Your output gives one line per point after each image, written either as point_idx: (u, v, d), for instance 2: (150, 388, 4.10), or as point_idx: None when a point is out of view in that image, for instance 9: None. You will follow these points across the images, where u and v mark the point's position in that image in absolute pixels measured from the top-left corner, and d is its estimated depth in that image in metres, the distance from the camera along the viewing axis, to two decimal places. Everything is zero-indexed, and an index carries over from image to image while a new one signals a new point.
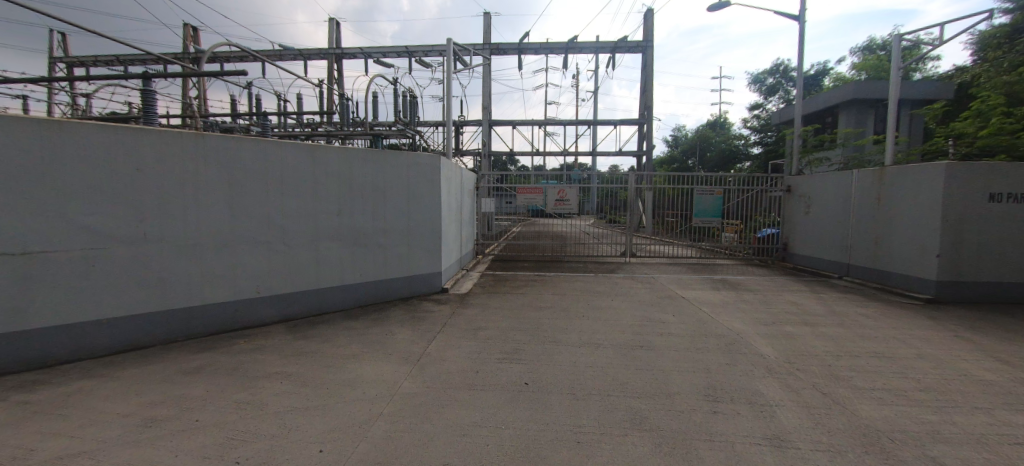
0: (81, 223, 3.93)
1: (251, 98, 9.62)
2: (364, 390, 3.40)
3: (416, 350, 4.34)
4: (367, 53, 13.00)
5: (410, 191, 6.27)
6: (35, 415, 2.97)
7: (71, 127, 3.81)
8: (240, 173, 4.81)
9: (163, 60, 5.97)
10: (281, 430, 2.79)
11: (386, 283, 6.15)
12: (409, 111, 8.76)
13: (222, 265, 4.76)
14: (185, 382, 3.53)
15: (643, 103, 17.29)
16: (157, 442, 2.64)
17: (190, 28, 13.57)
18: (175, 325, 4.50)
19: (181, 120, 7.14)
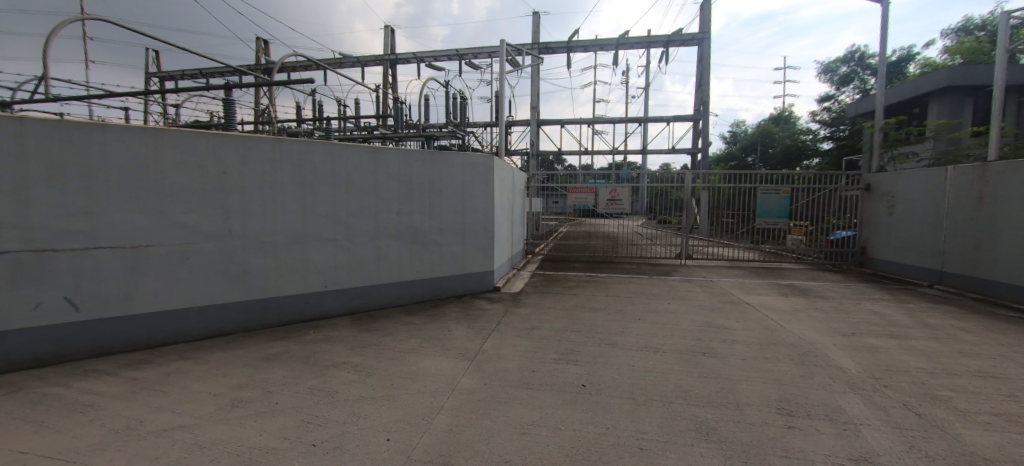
0: (177, 219, 4.37)
1: (314, 104, 10.23)
2: (425, 384, 3.51)
3: (473, 347, 4.43)
4: (420, 57, 13.40)
5: (464, 191, 6.39)
6: (142, 390, 3.34)
7: (170, 134, 4.25)
8: (310, 174, 5.12)
9: (240, 71, 6.51)
10: (351, 417, 2.95)
11: (442, 280, 6.33)
12: (460, 112, 8.91)
13: (294, 259, 5.10)
14: (265, 367, 3.83)
15: (699, 98, 16.48)
16: (244, 421, 2.88)
17: (262, 42, 14.65)
18: (254, 314, 4.89)
19: (254, 126, 7.72)
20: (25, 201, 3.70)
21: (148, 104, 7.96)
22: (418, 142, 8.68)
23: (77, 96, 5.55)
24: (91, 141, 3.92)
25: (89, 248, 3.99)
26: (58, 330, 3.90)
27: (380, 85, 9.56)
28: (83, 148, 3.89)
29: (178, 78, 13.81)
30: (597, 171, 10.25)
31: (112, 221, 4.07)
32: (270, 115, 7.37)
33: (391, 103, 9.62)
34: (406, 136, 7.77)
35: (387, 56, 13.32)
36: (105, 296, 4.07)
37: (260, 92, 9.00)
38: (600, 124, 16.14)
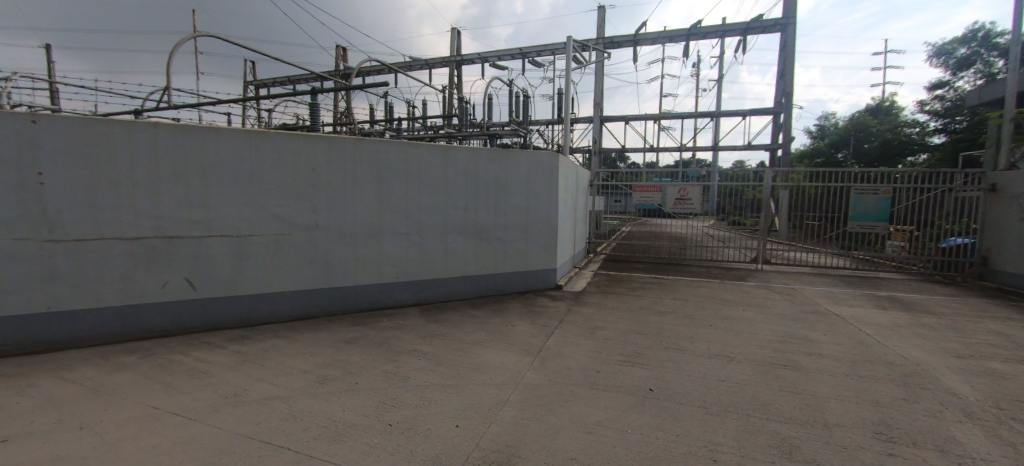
0: (273, 212, 4.85)
1: (386, 106, 10.83)
2: (492, 376, 3.61)
3: (536, 343, 4.46)
4: (485, 57, 13.66)
5: (529, 189, 6.44)
6: (244, 363, 3.76)
7: (268, 135, 4.72)
8: (386, 172, 5.43)
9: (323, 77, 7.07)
10: (423, 402, 3.11)
11: (506, 276, 6.43)
12: (523, 110, 8.95)
13: (371, 251, 5.45)
14: (346, 349, 4.14)
15: (781, 90, 15.16)
16: (328, 397, 3.15)
17: (342, 49, 15.68)
18: (336, 300, 5.30)
19: (333, 128, 8.33)
20: (157, 195, 4.32)
21: (246, 109, 8.89)
22: (482, 141, 8.85)
23: (191, 104, 6.34)
24: (206, 142, 4.46)
25: (204, 236, 4.56)
26: (180, 306, 4.50)
27: (447, 86, 9.89)
28: (200, 149, 4.44)
29: (271, 86, 15.20)
30: (663, 168, 9.76)
31: (222, 212, 4.61)
32: (348, 117, 7.92)
33: (456, 103, 9.90)
34: (470, 135, 7.93)
35: (453, 58, 13.70)
36: (215, 279, 4.63)
37: (338, 95, 9.65)
38: (668, 120, 15.43)
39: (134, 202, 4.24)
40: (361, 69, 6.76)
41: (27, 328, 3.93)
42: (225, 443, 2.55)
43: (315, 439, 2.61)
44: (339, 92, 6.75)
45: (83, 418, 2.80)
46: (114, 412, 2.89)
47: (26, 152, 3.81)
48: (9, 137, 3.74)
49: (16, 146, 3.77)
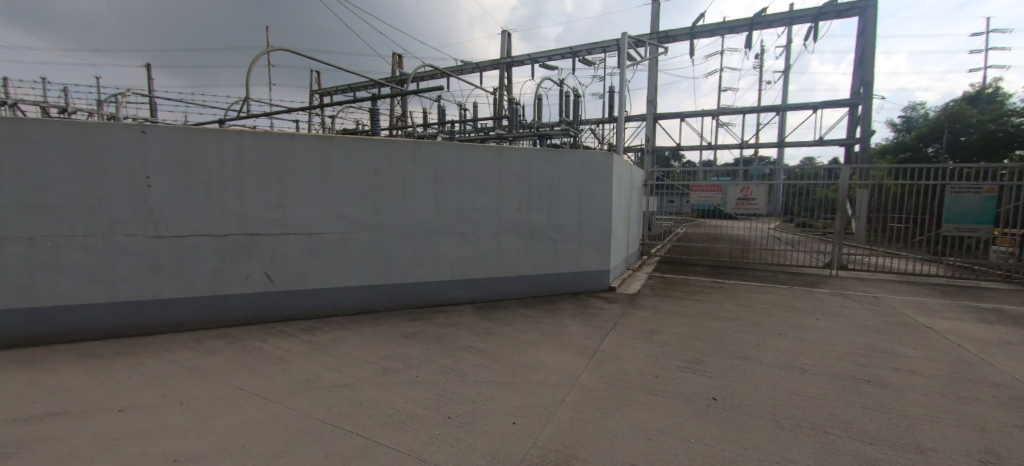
0: (340, 211, 5.16)
1: (439, 109, 11.13)
2: (546, 375, 3.61)
3: (591, 345, 4.40)
4: (535, 57, 13.61)
5: (582, 189, 6.35)
6: (314, 351, 4.03)
7: (335, 140, 5.02)
8: (444, 173, 5.60)
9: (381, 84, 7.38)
10: (481, 397, 3.17)
11: (559, 277, 6.40)
12: (573, 109, 8.85)
13: (428, 249, 5.64)
14: (405, 343, 4.31)
15: (859, 79, 13.87)
16: (391, 387, 3.30)
17: (397, 56, 16.29)
18: (395, 296, 5.53)
19: (389, 132, 8.68)
20: (241, 196, 4.73)
21: (311, 116, 9.49)
22: (531, 141, 8.86)
23: (265, 113, 6.87)
24: (283, 147, 4.83)
25: (280, 234, 4.94)
26: (259, 297, 4.91)
27: (498, 88, 9.99)
28: (277, 153, 4.82)
29: (333, 94, 16.08)
30: (722, 167, 9.24)
31: (295, 212, 4.97)
32: (403, 121, 8.22)
33: (506, 104, 9.99)
34: (520, 136, 7.95)
35: (503, 60, 13.80)
36: (289, 273, 5.00)
37: (393, 100, 10.03)
38: (728, 116, 14.61)
39: (222, 203, 4.68)
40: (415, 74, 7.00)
41: (136, 313, 4.46)
42: (301, 425, 2.75)
43: (381, 426, 2.74)
44: (395, 98, 7.04)
45: (181, 394, 3.14)
46: (206, 390, 3.21)
47: (138, 159, 4.34)
48: (124, 146, 4.28)
49: (129, 153, 4.30)
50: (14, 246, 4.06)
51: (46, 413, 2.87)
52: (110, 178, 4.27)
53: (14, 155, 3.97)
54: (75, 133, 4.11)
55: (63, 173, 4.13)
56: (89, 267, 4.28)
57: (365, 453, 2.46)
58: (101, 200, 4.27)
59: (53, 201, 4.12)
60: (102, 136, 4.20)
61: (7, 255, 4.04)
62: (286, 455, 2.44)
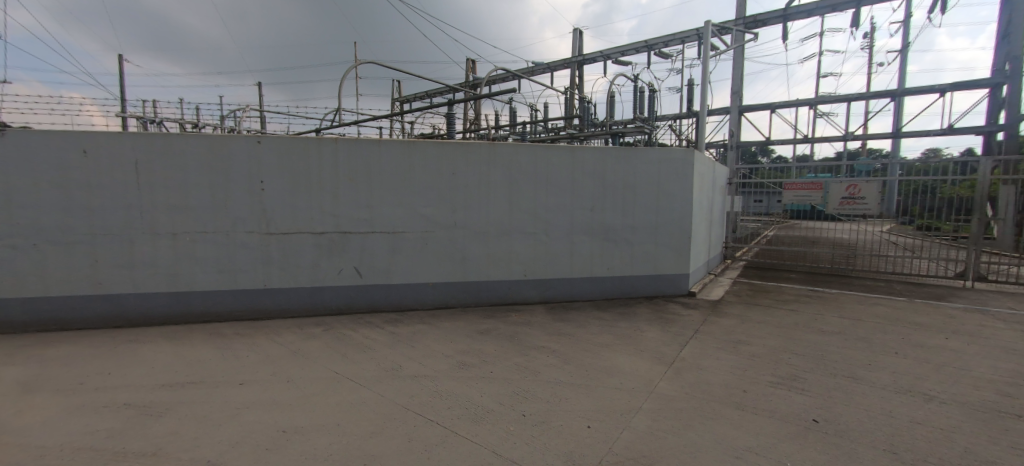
0: (420, 212, 5.45)
1: (510, 111, 11.28)
2: (622, 380, 3.51)
3: (669, 352, 4.19)
4: (607, 54, 13.12)
5: (660, 188, 6.08)
6: (398, 342, 4.31)
7: (416, 144, 5.31)
8: (518, 174, 5.67)
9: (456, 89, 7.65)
10: (555, 397, 3.17)
11: (634, 279, 6.18)
12: (648, 105, 8.49)
13: (502, 249, 5.75)
14: (480, 340, 4.44)
15: (1004, 54, 11.68)
16: (467, 381, 3.42)
17: (472, 61, 16.78)
18: (470, 293, 5.72)
19: (463, 136, 8.96)
20: (336, 197, 5.20)
21: (392, 123, 10.10)
22: (603, 140, 8.65)
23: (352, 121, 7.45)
24: (371, 152, 5.21)
25: (368, 232, 5.33)
26: (350, 290, 5.35)
27: (569, 87, 9.87)
28: (367, 158, 5.21)
29: (411, 101, 16.93)
30: (821, 162, 8.30)
31: (381, 212, 5.34)
32: (476, 124, 8.45)
33: (578, 103, 9.86)
34: (592, 135, 7.78)
35: (573, 58, 13.59)
36: (376, 268, 5.39)
37: (466, 104, 10.35)
38: (829, 105, 13.08)
39: (321, 204, 5.17)
40: (488, 78, 7.16)
41: (251, 300, 5.09)
42: (388, 410, 2.94)
43: (459, 417, 2.86)
44: (468, 102, 7.27)
45: (286, 373, 3.52)
46: (308, 372, 3.57)
47: (254, 165, 4.94)
48: (242, 154, 4.90)
49: (247, 160, 4.91)
50: (162, 240, 4.83)
51: (185, 381, 3.38)
52: (232, 182, 4.91)
53: (163, 164, 4.73)
54: (208, 144, 4.80)
55: (198, 178, 4.83)
56: (215, 259, 4.97)
57: (445, 442, 2.58)
58: (225, 201, 4.93)
59: (190, 202, 4.84)
60: (226, 146, 4.85)
61: (157, 248, 4.82)
62: (375, 436, 2.63)
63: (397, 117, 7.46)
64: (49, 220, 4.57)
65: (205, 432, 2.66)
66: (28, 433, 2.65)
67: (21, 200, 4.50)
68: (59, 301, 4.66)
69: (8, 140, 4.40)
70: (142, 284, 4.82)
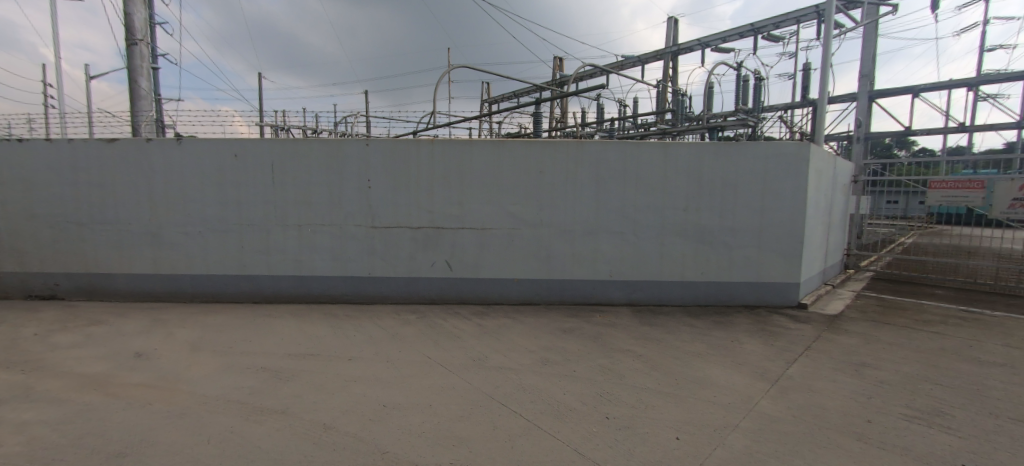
0: (508, 209, 5.60)
1: (598, 108, 11.03)
2: (716, 394, 3.28)
3: (773, 368, 3.81)
4: (705, 41, 12.20)
5: (765, 187, 5.53)
6: (484, 334, 4.49)
7: (506, 144, 5.47)
8: (606, 172, 5.55)
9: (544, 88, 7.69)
10: (641, 404, 3.07)
11: (732, 286, 5.71)
12: (753, 95, 7.76)
13: (587, 248, 5.69)
14: (563, 338, 4.45)
15: None
16: (551, 378, 3.46)
17: (559, 59, 16.71)
18: (555, 291, 5.74)
19: (550, 134, 8.98)
20: (431, 195, 5.56)
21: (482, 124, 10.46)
22: (700, 135, 8.09)
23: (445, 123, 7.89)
24: (463, 152, 5.49)
25: (459, 228, 5.62)
26: (442, 282, 5.69)
27: (663, 80, 9.36)
28: (459, 157, 5.50)
29: (499, 102, 17.29)
30: (982, 155, 6.82)
31: (471, 209, 5.60)
32: (563, 122, 8.42)
33: (671, 96, 9.34)
34: (686, 129, 7.32)
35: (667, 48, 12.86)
36: (465, 263, 5.67)
37: (554, 103, 10.34)
38: (995, 85, 10.79)
39: (417, 201, 5.57)
40: (577, 75, 7.09)
41: (357, 287, 5.67)
42: (475, 398, 3.10)
43: (543, 413, 2.91)
44: (555, 100, 7.29)
45: (387, 354, 3.87)
46: (404, 355, 3.89)
47: (363, 166, 5.48)
48: (353, 155, 5.46)
49: (357, 161, 5.47)
50: (289, 230, 5.58)
51: (306, 353, 3.89)
52: (345, 181, 5.50)
53: (291, 165, 5.46)
54: (326, 147, 5.44)
55: (318, 178, 5.49)
56: (330, 249, 5.62)
57: (528, 435, 2.64)
58: (339, 198, 5.54)
59: (312, 199, 5.54)
60: (341, 148, 5.45)
61: (285, 237, 5.59)
62: (463, 420, 2.79)
63: (487, 117, 7.73)
64: (209, 211, 5.55)
65: (321, 398, 3.05)
66: (193, 384, 3.25)
67: (190, 195, 5.52)
68: (214, 279, 5.63)
69: (182, 145, 5.43)
70: (273, 267, 5.62)
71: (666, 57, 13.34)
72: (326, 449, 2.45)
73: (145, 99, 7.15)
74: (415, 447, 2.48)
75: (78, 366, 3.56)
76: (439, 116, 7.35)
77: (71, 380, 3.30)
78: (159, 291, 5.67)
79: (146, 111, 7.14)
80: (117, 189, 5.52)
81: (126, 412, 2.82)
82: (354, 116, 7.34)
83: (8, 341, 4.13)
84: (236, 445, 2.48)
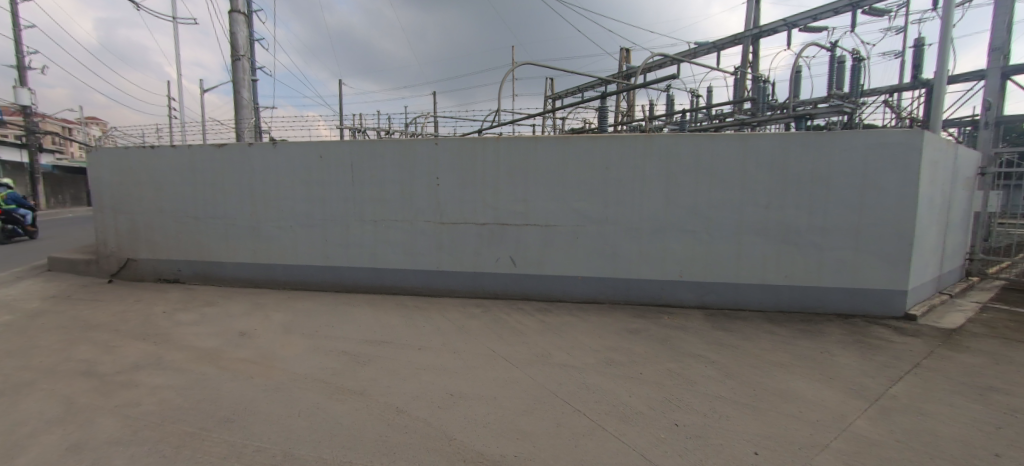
0: (573, 206, 5.54)
1: (668, 100, 10.51)
2: (802, 409, 3.00)
3: (872, 385, 3.40)
4: (792, 21, 11.11)
5: (864, 181, 4.95)
6: (548, 331, 4.49)
7: (571, 140, 5.42)
8: (678, 167, 5.28)
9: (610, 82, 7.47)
10: (715, 413, 2.90)
11: (821, 291, 5.19)
12: (850, 78, 6.95)
13: (656, 247, 5.46)
14: (629, 339, 4.31)
15: None
16: (616, 379, 3.37)
17: (627, 50, 16.15)
18: (620, 290, 5.59)
19: (616, 128, 8.73)
20: (497, 192, 5.66)
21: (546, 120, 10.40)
22: (784, 125, 7.41)
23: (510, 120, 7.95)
24: (529, 149, 5.51)
25: (524, 225, 5.66)
26: (506, 278, 5.78)
27: (742, 67, 8.68)
28: (525, 154, 5.53)
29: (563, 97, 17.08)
30: None
31: (536, 206, 5.61)
32: (630, 115, 8.13)
33: (751, 84, 8.68)
34: (768, 119, 6.74)
35: (746, 32, 11.90)
36: (529, 259, 5.70)
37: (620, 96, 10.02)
38: None
39: (484, 198, 5.70)
40: (646, 66, 6.81)
41: (426, 280, 5.93)
42: (539, 393, 3.11)
43: (608, 414, 2.85)
44: (623, 93, 7.07)
45: (454, 345, 4.01)
46: (470, 347, 4.00)
47: (432, 164, 5.71)
48: (424, 154, 5.71)
49: (427, 160, 5.71)
50: (366, 225, 5.97)
51: (380, 340, 4.14)
52: (416, 178, 5.77)
53: (368, 164, 5.83)
54: (400, 148, 5.73)
55: (392, 176, 5.81)
56: (402, 243, 5.93)
57: (592, 434, 2.61)
58: (411, 195, 5.82)
59: (387, 197, 5.87)
60: (412, 148, 5.72)
61: (362, 232, 5.99)
62: (528, 415, 2.81)
63: (551, 113, 7.69)
64: (298, 207, 6.09)
65: (395, 383, 3.23)
66: (285, 362, 3.60)
67: (283, 193, 6.10)
68: (302, 269, 6.19)
69: (277, 148, 6.01)
70: (352, 259, 6.05)
71: (745, 41, 12.36)
72: (398, 430, 2.60)
73: (247, 108, 8.02)
74: (480, 437, 2.55)
75: (195, 340, 4.10)
76: (504, 114, 7.43)
77: (190, 352, 3.81)
78: (258, 279, 6.34)
79: (247, 119, 8.00)
80: (224, 188, 6.26)
81: (232, 383, 3.20)
82: (423, 116, 7.66)
83: (143, 316, 4.86)
84: (321, 420, 2.70)
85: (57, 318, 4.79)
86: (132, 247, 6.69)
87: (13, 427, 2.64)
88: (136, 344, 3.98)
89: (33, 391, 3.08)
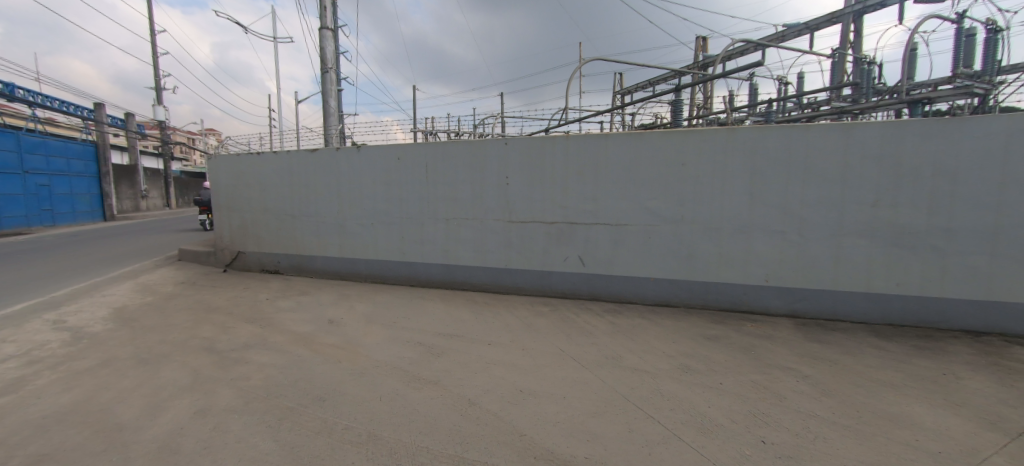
0: (646, 204, 5.34)
1: (751, 89, 9.72)
2: (918, 436, 2.63)
3: (1012, 417, 2.89)
4: None
5: (1001, 175, 4.21)
6: (618, 333, 4.37)
7: (644, 136, 5.22)
8: (764, 162, 4.87)
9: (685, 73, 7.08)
10: (809, 432, 2.64)
11: (942, 302, 4.50)
12: (981, 55, 5.95)
13: (738, 248, 5.09)
14: (708, 345, 4.06)
15: None
16: (693, 386, 3.20)
17: (703, 40, 15.22)
18: (697, 293, 5.28)
19: (692, 122, 8.25)
20: (566, 191, 5.61)
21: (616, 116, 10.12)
22: (894, 111, 6.53)
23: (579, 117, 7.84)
24: (600, 146, 5.40)
25: (594, 224, 5.56)
26: (575, 277, 5.71)
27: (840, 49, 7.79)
28: (594, 152, 5.44)
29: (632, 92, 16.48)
30: None
31: (606, 204, 5.49)
32: (707, 107, 7.64)
33: (852, 67, 7.76)
34: (873, 106, 5.99)
35: (846, 8, 10.62)
36: (599, 259, 5.59)
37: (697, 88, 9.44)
38: None
39: (552, 197, 5.69)
40: (726, 54, 6.36)
41: (495, 277, 6.05)
42: (610, 396, 3.04)
43: (685, 423, 2.71)
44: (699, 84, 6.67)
45: (523, 343, 4.05)
46: (539, 345, 4.01)
47: (503, 163, 5.80)
48: (494, 154, 5.83)
49: (498, 159, 5.81)
50: (440, 224, 6.23)
51: (453, 334, 4.30)
52: (487, 178, 5.91)
53: (441, 165, 6.08)
54: (472, 148, 5.90)
55: (463, 175, 6.01)
56: (473, 241, 6.10)
57: (669, 443, 2.50)
58: (481, 194, 5.97)
59: (459, 196, 6.08)
60: (483, 148, 5.86)
61: (436, 229, 6.25)
62: (599, 417, 2.76)
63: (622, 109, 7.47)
64: (378, 206, 6.52)
65: (468, 376, 3.34)
66: (369, 350, 3.87)
67: (365, 192, 6.56)
68: (381, 264, 6.61)
69: (360, 151, 6.47)
70: (427, 256, 6.35)
71: (844, 19, 11.02)
72: (472, 421, 2.69)
73: (334, 116, 8.75)
74: (551, 435, 2.55)
75: (292, 325, 4.55)
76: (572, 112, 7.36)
77: (289, 336, 4.23)
78: (343, 272, 6.88)
79: (335, 125, 8.72)
80: (316, 188, 6.87)
81: (324, 366, 3.50)
82: (493, 117, 7.81)
83: (251, 302, 5.51)
84: (401, 406, 2.88)
85: (186, 300, 5.57)
86: (241, 241, 7.59)
87: (156, 391, 3.12)
88: (246, 326, 4.51)
89: (169, 361, 3.62)
